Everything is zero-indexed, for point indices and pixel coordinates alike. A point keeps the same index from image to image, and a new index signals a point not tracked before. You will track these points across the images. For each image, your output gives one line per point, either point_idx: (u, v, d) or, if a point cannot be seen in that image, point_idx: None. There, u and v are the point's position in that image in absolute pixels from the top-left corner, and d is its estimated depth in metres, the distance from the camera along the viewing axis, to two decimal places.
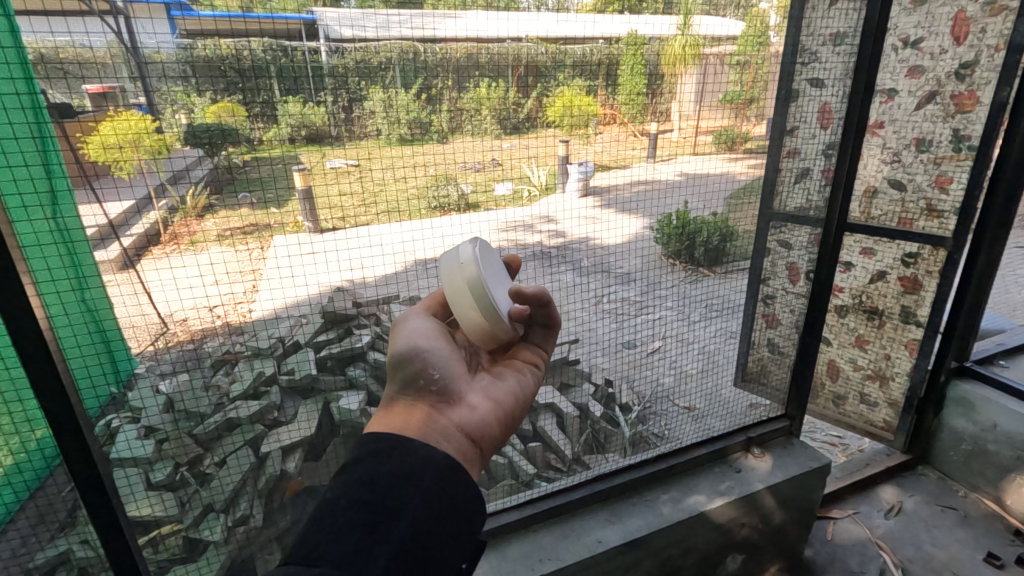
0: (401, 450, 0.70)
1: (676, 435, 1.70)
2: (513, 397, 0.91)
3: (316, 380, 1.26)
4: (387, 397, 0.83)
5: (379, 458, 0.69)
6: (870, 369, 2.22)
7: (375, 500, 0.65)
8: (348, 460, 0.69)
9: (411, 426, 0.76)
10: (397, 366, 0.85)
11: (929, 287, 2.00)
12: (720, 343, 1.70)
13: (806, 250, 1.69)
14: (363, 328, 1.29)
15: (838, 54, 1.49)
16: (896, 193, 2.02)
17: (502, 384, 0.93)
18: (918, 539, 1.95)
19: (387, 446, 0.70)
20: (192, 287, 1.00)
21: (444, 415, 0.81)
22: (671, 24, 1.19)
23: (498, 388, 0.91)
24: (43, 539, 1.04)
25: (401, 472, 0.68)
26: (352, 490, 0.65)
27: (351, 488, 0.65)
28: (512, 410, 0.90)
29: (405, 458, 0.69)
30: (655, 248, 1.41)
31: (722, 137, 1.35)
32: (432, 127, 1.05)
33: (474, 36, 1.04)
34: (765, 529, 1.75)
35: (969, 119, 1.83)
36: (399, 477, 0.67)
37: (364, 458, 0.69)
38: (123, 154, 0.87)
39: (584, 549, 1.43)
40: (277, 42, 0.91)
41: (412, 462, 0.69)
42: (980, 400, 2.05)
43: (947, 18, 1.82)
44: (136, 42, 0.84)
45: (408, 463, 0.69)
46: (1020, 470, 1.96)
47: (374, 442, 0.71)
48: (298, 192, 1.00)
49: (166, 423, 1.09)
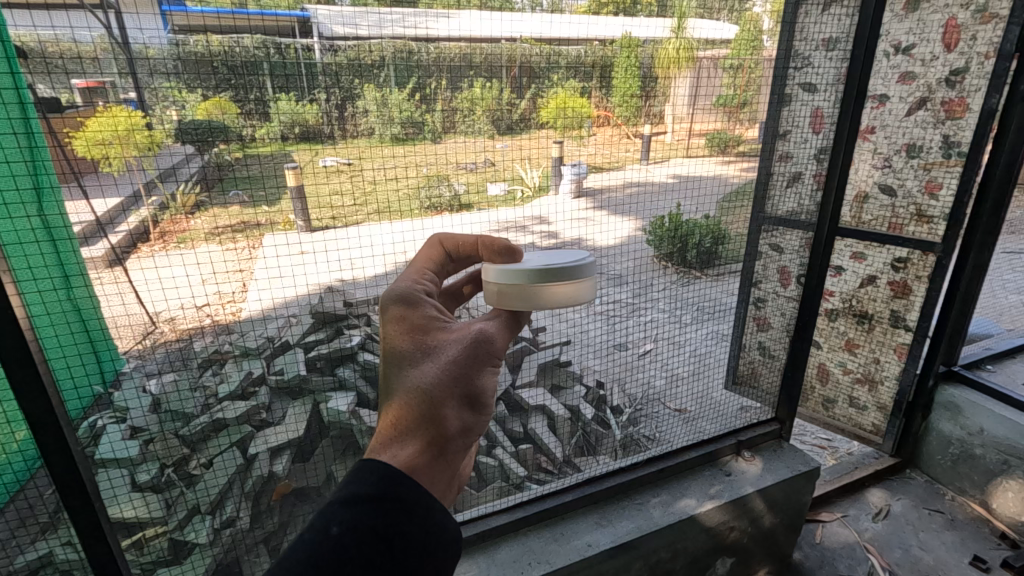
0: (428, 509, 0.57)
1: (666, 438, 1.71)
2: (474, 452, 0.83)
3: (305, 380, 1.24)
4: (433, 418, 0.62)
5: (401, 509, 0.55)
6: (859, 373, 2.24)
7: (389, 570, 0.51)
8: (366, 491, 0.55)
9: (447, 484, 0.62)
10: (464, 394, 0.65)
11: (918, 291, 2.01)
12: (710, 346, 1.71)
13: (798, 254, 1.70)
14: (353, 329, 1.25)
15: (831, 59, 1.51)
16: (886, 198, 2.03)
17: None
18: (905, 542, 1.96)
19: (413, 500, 0.56)
20: (178, 287, 0.99)
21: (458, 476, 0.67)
22: (665, 26, 1.18)
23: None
24: (23, 542, 1.02)
25: (423, 540, 0.55)
26: (367, 541, 0.52)
27: (368, 540, 0.52)
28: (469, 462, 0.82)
29: (428, 521, 0.56)
30: (649, 250, 1.43)
31: (715, 139, 1.35)
32: (426, 126, 1.04)
33: (468, 37, 1.04)
34: (754, 532, 1.75)
35: (959, 125, 1.85)
36: (421, 549, 0.54)
37: (385, 501, 0.55)
38: (114, 149, 0.86)
39: (574, 553, 1.43)
40: (270, 39, 0.90)
41: (437, 533, 0.56)
42: (968, 403, 2.08)
43: (938, 25, 1.84)
44: (127, 37, 0.83)
45: (433, 531, 0.56)
46: (1007, 474, 1.98)
47: (398, 486, 0.56)
48: (290, 190, 0.98)
49: (151, 424, 1.08)
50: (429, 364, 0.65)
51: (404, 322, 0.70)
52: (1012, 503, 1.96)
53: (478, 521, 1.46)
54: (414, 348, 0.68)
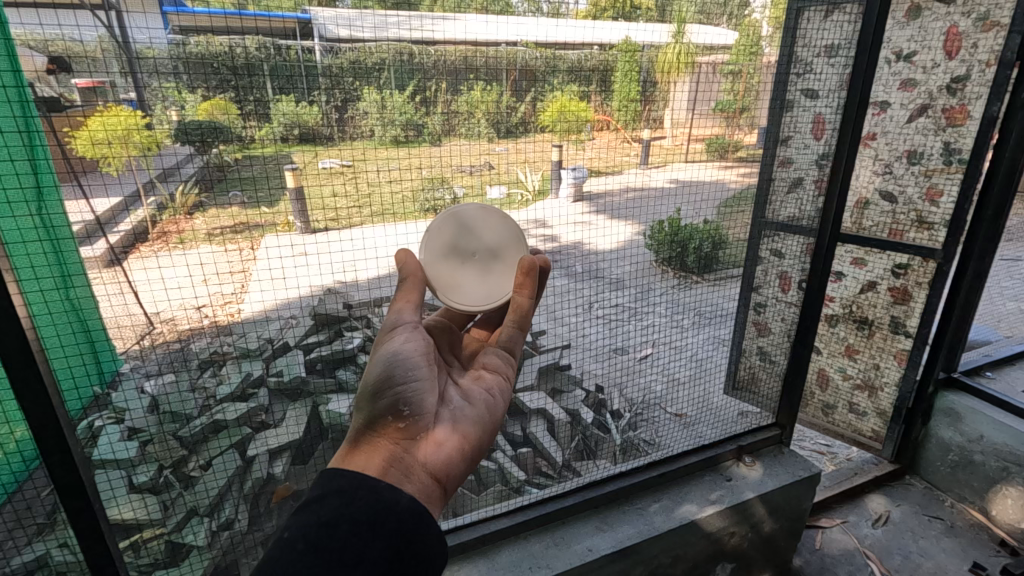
0: (364, 494, 0.69)
1: (667, 443, 1.70)
2: (480, 426, 0.87)
3: (305, 382, 1.26)
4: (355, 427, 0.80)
5: (342, 500, 0.68)
6: (859, 379, 2.24)
7: (335, 548, 0.63)
8: (310, 498, 0.69)
9: (371, 467, 0.75)
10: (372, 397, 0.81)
11: (918, 298, 2.01)
12: (710, 350, 1.70)
13: (798, 260, 1.70)
14: (354, 331, 1.28)
15: (831, 66, 1.51)
16: (887, 205, 2.04)
17: (472, 410, 0.88)
18: (905, 549, 1.95)
19: (351, 486, 0.70)
20: (180, 287, 0.99)
21: (402, 446, 0.79)
22: (665, 31, 1.20)
23: (466, 414, 0.87)
24: (19, 543, 1.01)
25: (364, 518, 0.67)
26: (313, 530, 0.64)
27: (311, 530, 0.64)
28: (479, 439, 0.86)
29: (370, 500, 0.69)
30: (648, 255, 1.42)
31: (713, 146, 1.35)
32: (426, 128, 1.05)
33: (473, 41, 1.04)
34: (754, 538, 1.74)
35: (960, 132, 1.85)
36: (363, 523, 0.66)
37: (329, 497, 0.68)
38: (110, 149, 0.86)
39: (574, 558, 1.42)
40: (272, 40, 0.91)
41: (377, 508, 0.68)
42: (966, 410, 2.07)
43: (940, 32, 1.84)
44: (127, 37, 0.83)
45: (372, 508, 0.68)
46: (1007, 481, 1.97)
47: (336, 481, 0.71)
48: (289, 192, 0.98)
49: (151, 424, 1.08)
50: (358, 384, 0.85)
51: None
52: (1011, 509, 1.96)
53: (479, 525, 1.45)
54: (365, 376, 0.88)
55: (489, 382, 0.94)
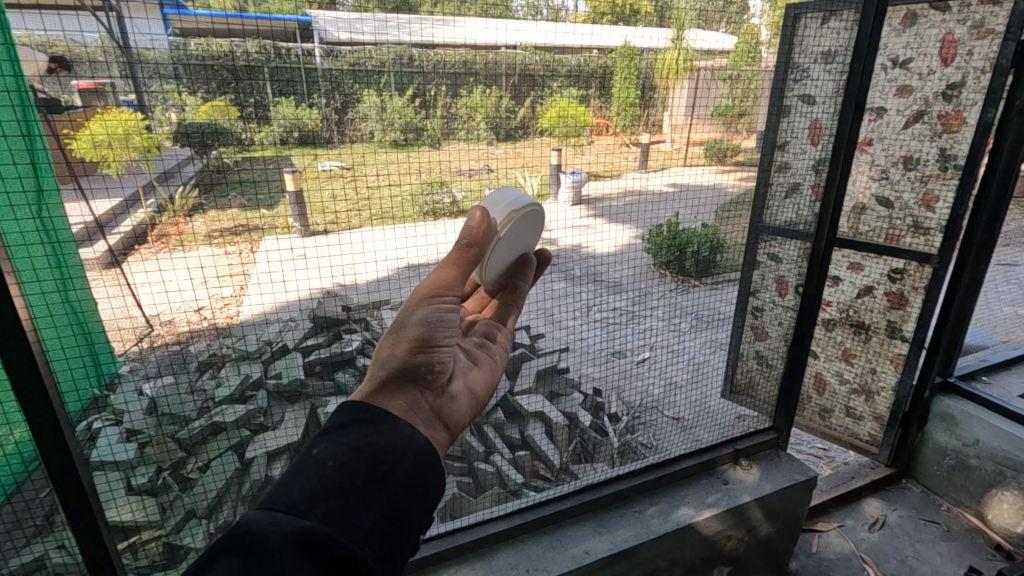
0: (388, 426, 0.63)
1: (664, 446, 1.70)
2: (487, 388, 0.86)
3: (304, 385, 1.24)
4: (381, 365, 0.72)
5: (366, 428, 0.62)
6: (856, 383, 2.26)
7: (358, 474, 0.58)
8: (337, 421, 0.63)
9: (397, 407, 0.69)
10: (409, 341, 0.73)
11: (915, 302, 2.02)
12: (708, 354, 1.72)
13: (796, 264, 1.71)
14: (353, 334, 1.29)
15: (829, 72, 1.51)
16: (884, 210, 2.06)
17: (479, 372, 0.86)
18: (902, 553, 1.95)
19: (376, 418, 0.64)
20: (181, 289, 0.99)
21: (427, 399, 0.73)
22: (665, 36, 1.20)
23: (476, 376, 0.85)
24: (18, 544, 1.01)
25: (388, 448, 0.61)
26: (340, 451, 0.59)
27: (340, 449, 0.59)
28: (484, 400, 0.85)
29: (397, 431, 0.63)
30: (646, 258, 1.44)
31: (711, 150, 1.35)
32: (426, 132, 1.06)
33: (472, 44, 1.05)
34: (751, 542, 1.75)
35: (956, 138, 1.87)
36: (392, 448, 0.61)
37: (356, 423, 0.63)
38: (111, 151, 0.85)
39: (571, 561, 1.42)
40: (272, 43, 0.91)
41: (403, 435, 0.63)
42: (962, 415, 2.08)
43: (936, 40, 1.86)
44: (128, 41, 0.84)
45: (398, 437, 0.63)
46: (1002, 485, 1.98)
47: (363, 411, 0.65)
48: (289, 195, 0.99)
49: (150, 426, 1.09)
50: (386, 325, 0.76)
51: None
52: (1007, 514, 1.97)
53: (473, 529, 1.44)
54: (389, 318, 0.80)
55: (492, 349, 0.92)
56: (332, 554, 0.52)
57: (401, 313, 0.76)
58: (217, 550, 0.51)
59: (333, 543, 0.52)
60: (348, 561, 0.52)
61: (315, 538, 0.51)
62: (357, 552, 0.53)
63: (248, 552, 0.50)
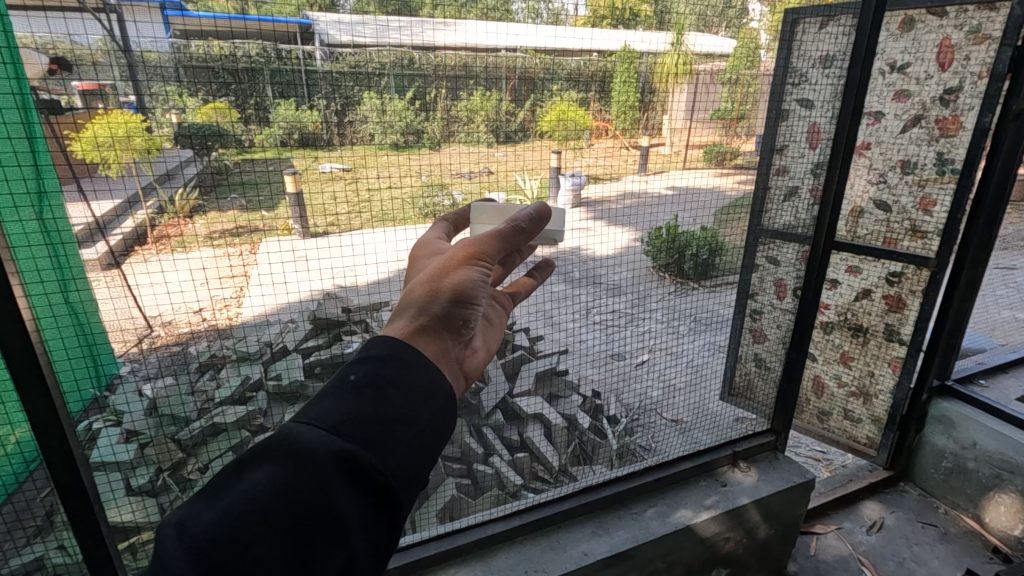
0: (421, 369, 0.64)
1: (664, 448, 1.71)
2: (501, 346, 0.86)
3: (304, 386, 1.27)
4: (417, 308, 0.70)
5: (401, 367, 0.63)
6: (854, 386, 2.27)
7: (395, 408, 0.59)
8: (373, 354, 0.64)
9: (430, 351, 0.68)
10: (450, 290, 0.71)
11: (913, 305, 2.03)
12: (708, 356, 1.72)
13: (794, 267, 1.71)
14: (353, 336, 1.31)
15: (827, 76, 1.52)
16: (881, 213, 2.08)
17: (494, 331, 0.87)
18: (899, 556, 1.95)
19: (411, 357, 0.65)
20: (183, 291, 1.00)
21: (456, 356, 0.72)
22: (664, 40, 1.21)
23: (490, 334, 0.86)
24: (18, 544, 1.02)
25: (422, 387, 0.63)
26: (378, 383, 0.60)
27: (378, 381, 0.61)
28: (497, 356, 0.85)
29: (428, 373, 0.65)
30: (645, 260, 1.44)
31: (711, 153, 1.36)
32: (426, 134, 1.06)
33: (472, 47, 1.06)
34: (749, 543, 1.75)
35: (953, 143, 1.88)
36: (422, 389, 0.63)
37: (392, 358, 0.64)
38: (113, 152, 0.87)
39: (569, 562, 1.43)
40: (274, 46, 0.92)
41: (433, 378, 0.65)
42: (960, 417, 2.08)
43: (933, 45, 1.88)
44: (128, 43, 0.85)
45: (428, 379, 0.64)
46: (999, 488, 1.98)
47: (399, 350, 0.65)
48: (289, 196, 1.00)
49: (150, 427, 1.09)
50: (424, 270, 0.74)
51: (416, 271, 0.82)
52: (1004, 516, 1.97)
53: (473, 529, 1.45)
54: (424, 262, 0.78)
55: (502, 310, 0.93)
56: (368, 476, 0.55)
57: (437, 271, 0.72)
58: (260, 454, 0.54)
59: (370, 468, 0.55)
60: (380, 487, 0.56)
61: (355, 462, 0.55)
62: (389, 480, 0.56)
63: (292, 464, 0.53)
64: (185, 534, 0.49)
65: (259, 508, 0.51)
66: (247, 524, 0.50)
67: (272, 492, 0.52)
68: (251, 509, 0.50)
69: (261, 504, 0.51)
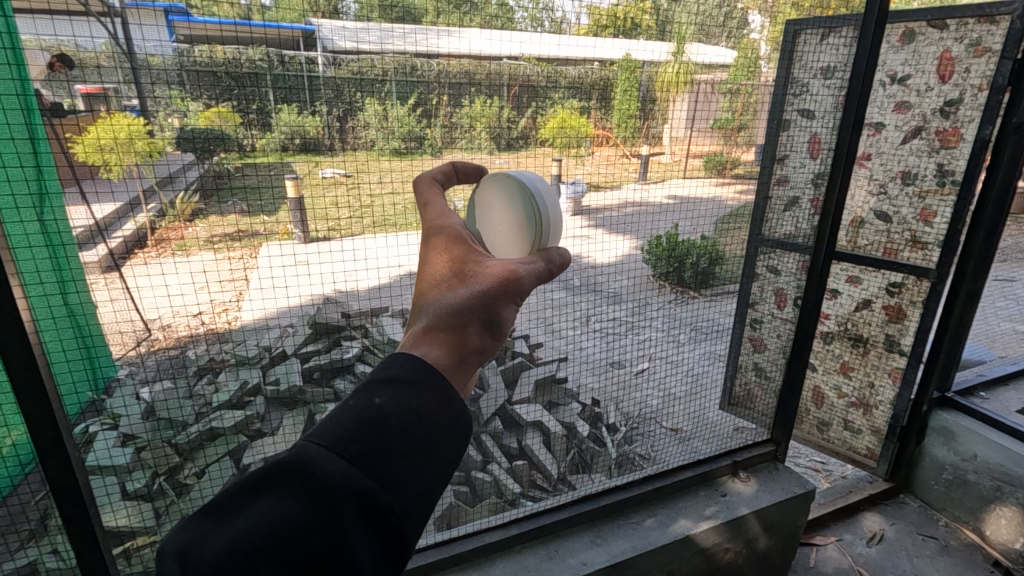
0: (448, 400, 0.62)
1: (663, 457, 1.70)
2: None
3: (301, 391, 1.22)
4: (457, 335, 0.66)
5: (427, 395, 0.61)
6: (854, 397, 2.25)
7: (415, 443, 0.57)
8: (397, 375, 0.61)
9: (464, 382, 0.65)
10: (491, 322, 0.68)
11: (913, 316, 2.02)
12: (706, 366, 1.71)
13: (794, 277, 1.71)
14: (353, 341, 1.24)
15: (828, 87, 1.53)
16: (882, 224, 2.08)
17: None
18: (899, 568, 1.94)
19: (436, 383, 0.62)
20: (183, 294, 1.00)
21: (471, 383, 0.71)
22: (665, 49, 1.22)
23: None
24: (13, 548, 1.01)
25: (443, 421, 0.60)
26: (402, 414, 0.58)
27: (401, 410, 0.58)
28: None
29: (452, 403, 0.62)
30: (644, 268, 1.42)
31: (711, 162, 1.38)
32: (427, 140, 1.08)
33: (474, 54, 1.07)
34: (749, 554, 1.73)
35: (953, 154, 1.88)
36: (444, 421, 0.60)
37: (418, 383, 0.61)
38: (115, 155, 0.87)
39: (568, 571, 1.43)
40: (277, 51, 0.93)
41: (454, 410, 0.62)
42: (960, 429, 2.07)
43: (933, 57, 1.89)
44: (132, 46, 0.84)
45: (449, 410, 0.61)
46: (999, 501, 1.97)
47: (428, 374, 0.62)
48: (290, 201, 1.00)
49: (144, 431, 1.08)
50: (461, 289, 0.69)
51: (447, 252, 0.74)
52: (1005, 529, 1.95)
53: (471, 537, 1.44)
54: (450, 274, 0.71)
55: None
56: (382, 516, 0.54)
57: (486, 297, 0.68)
58: (274, 480, 0.54)
59: (386, 509, 0.54)
60: (391, 527, 0.55)
61: (370, 501, 0.54)
62: (401, 521, 0.55)
63: (304, 498, 0.53)
64: (191, 563, 0.50)
65: (267, 541, 0.51)
66: (253, 555, 0.50)
67: (282, 526, 0.52)
68: (258, 542, 0.51)
69: (270, 538, 0.51)
